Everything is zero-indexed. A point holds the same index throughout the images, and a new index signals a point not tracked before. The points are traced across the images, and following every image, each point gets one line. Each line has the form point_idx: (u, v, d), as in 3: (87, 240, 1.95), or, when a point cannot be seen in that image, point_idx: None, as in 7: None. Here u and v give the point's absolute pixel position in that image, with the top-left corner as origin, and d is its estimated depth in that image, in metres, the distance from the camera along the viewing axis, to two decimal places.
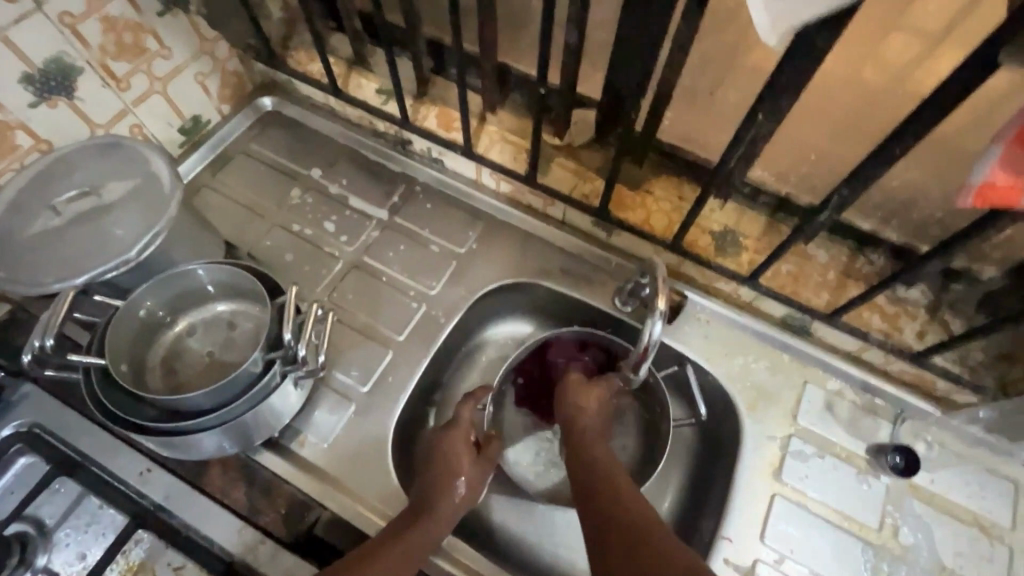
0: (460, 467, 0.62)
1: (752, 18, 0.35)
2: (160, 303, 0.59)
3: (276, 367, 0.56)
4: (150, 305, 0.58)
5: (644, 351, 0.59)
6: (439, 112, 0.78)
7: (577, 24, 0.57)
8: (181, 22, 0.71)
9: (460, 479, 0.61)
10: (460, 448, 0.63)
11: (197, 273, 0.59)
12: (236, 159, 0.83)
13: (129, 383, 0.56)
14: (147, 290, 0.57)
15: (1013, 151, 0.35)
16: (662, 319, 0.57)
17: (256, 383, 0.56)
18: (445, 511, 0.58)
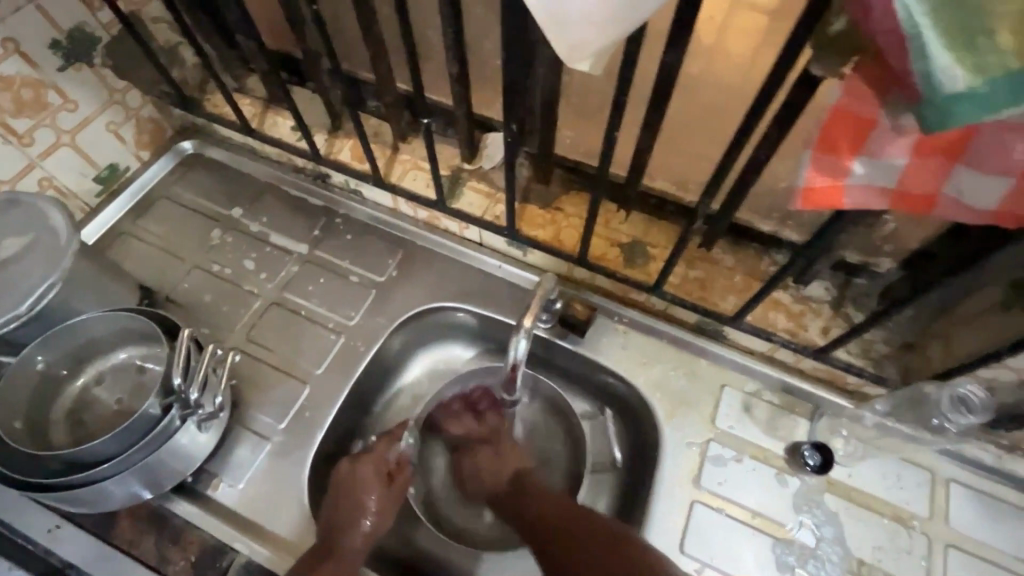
0: (369, 500, 0.61)
1: (554, 47, 0.35)
2: (56, 356, 0.59)
3: (172, 413, 0.56)
4: (46, 359, 0.58)
5: (513, 367, 0.62)
6: (353, 144, 0.79)
7: (455, 53, 0.59)
8: (84, 75, 0.72)
9: (366, 513, 0.61)
10: (369, 476, 0.62)
11: (91, 324, 0.59)
12: (158, 203, 0.84)
13: (24, 442, 0.56)
14: (39, 345, 0.57)
15: (822, 156, 0.36)
16: (527, 337, 0.60)
17: (153, 430, 0.56)
18: (348, 545, 0.58)
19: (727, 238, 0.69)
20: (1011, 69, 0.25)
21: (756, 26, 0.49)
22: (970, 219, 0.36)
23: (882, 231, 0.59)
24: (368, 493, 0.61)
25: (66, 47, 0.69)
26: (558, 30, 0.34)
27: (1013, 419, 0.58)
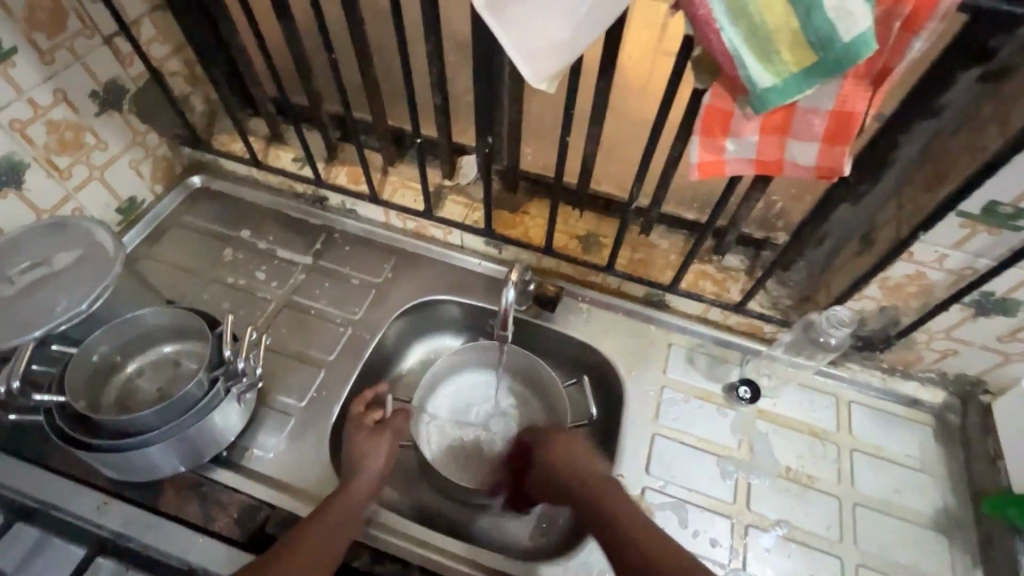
0: (366, 449, 0.69)
1: (525, 74, 0.51)
2: (112, 345, 0.69)
3: (216, 385, 0.66)
4: (102, 350, 0.67)
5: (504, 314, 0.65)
6: (348, 170, 0.93)
7: (438, 89, 0.75)
8: (115, 120, 0.84)
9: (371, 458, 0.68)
10: (359, 435, 0.70)
11: (144, 318, 0.69)
12: (171, 230, 0.95)
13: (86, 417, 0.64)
14: (100, 336, 0.67)
15: (704, 140, 0.53)
16: (514, 286, 0.63)
17: (202, 401, 0.65)
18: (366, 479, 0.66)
19: (662, 225, 0.87)
20: (790, 72, 0.44)
21: (663, 65, 0.68)
22: (803, 174, 0.54)
23: (772, 208, 0.78)
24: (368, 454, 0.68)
25: (102, 97, 0.81)
26: (528, 61, 0.50)
27: (883, 341, 0.77)
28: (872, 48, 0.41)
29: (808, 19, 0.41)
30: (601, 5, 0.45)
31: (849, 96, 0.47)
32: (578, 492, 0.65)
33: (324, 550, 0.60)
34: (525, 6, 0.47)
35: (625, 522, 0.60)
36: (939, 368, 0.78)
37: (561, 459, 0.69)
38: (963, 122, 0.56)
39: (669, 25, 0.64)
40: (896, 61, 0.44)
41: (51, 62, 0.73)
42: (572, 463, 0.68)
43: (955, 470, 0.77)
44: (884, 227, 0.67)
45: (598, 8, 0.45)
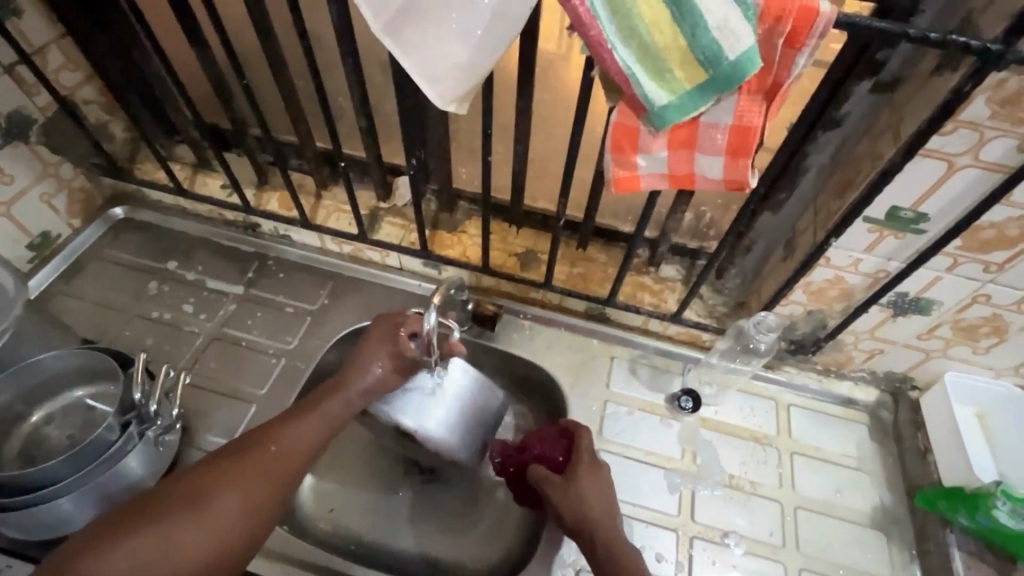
0: (376, 357, 0.65)
1: (430, 97, 0.50)
2: (13, 395, 0.64)
3: (130, 425, 0.62)
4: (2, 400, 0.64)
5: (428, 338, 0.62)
6: (279, 196, 0.91)
7: (363, 112, 0.74)
8: (21, 152, 0.80)
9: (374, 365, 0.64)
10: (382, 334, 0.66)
11: (47, 364, 0.65)
12: (90, 265, 0.90)
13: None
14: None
15: (615, 157, 0.54)
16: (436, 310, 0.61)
17: (111, 448, 0.61)
18: (348, 394, 0.63)
19: (599, 239, 0.87)
20: (683, 89, 0.45)
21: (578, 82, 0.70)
22: (714, 187, 0.55)
23: (701, 217, 0.80)
24: (372, 362, 0.64)
25: (5, 129, 0.77)
26: (431, 83, 0.49)
27: (814, 344, 0.78)
28: (756, 65, 0.42)
29: (695, 39, 0.42)
30: (496, 26, 0.45)
31: (745, 111, 0.48)
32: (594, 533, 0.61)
33: (260, 483, 0.55)
34: (422, 28, 0.46)
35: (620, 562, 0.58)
36: (869, 367, 0.80)
37: (577, 492, 0.64)
38: (864, 132, 0.59)
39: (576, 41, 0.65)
40: (784, 76, 0.46)
41: None
42: (586, 500, 0.64)
43: (890, 467, 0.78)
44: (804, 233, 0.69)
45: (494, 29, 0.45)
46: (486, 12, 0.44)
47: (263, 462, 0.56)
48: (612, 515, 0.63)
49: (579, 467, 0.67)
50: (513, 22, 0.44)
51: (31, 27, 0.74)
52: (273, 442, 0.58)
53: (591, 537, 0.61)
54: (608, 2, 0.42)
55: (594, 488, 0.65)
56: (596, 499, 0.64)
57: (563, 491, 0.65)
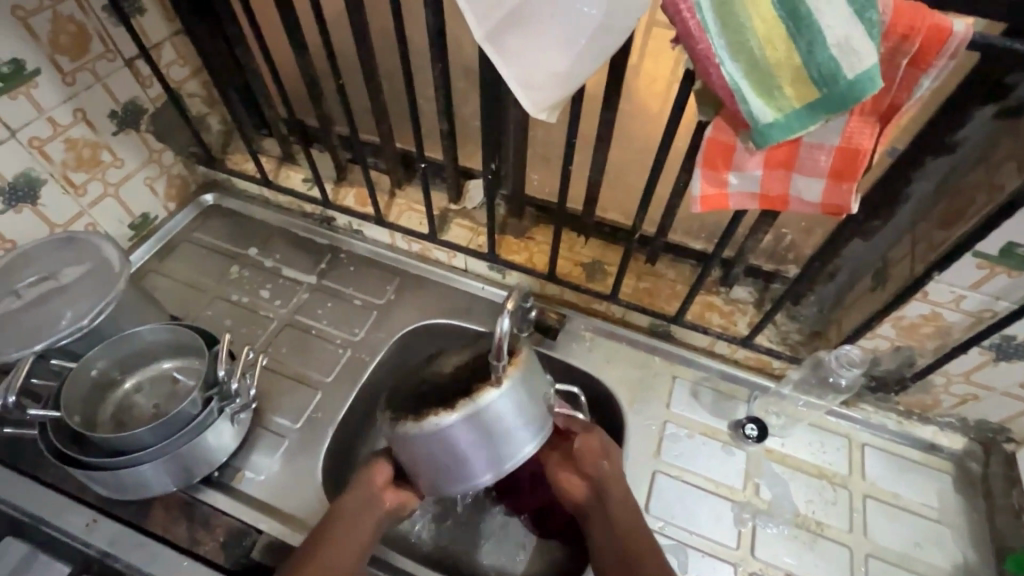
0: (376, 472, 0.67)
1: (522, 104, 0.51)
2: (111, 362, 0.69)
3: (210, 401, 0.66)
4: (101, 365, 0.68)
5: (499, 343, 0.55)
6: (356, 192, 0.94)
7: (445, 115, 0.76)
8: (132, 138, 0.86)
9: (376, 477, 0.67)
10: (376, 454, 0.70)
11: (142, 335, 0.70)
12: (180, 247, 0.96)
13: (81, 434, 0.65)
14: (99, 352, 0.68)
15: (706, 173, 0.52)
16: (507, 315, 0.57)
17: (195, 420, 0.65)
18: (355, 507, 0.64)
19: (668, 255, 0.85)
20: (792, 107, 0.43)
21: (664, 95, 0.69)
22: (809, 210, 0.53)
23: (782, 240, 0.76)
24: (368, 481, 0.66)
25: (121, 116, 0.83)
26: (525, 90, 0.50)
27: (899, 382, 0.73)
28: (876, 86, 0.40)
29: (811, 56, 0.40)
30: (600, 36, 0.44)
31: (855, 132, 0.46)
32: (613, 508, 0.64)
33: None
34: (524, 36, 0.46)
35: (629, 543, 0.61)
36: (960, 413, 0.74)
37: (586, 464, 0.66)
38: (978, 161, 0.55)
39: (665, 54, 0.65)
40: (903, 98, 0.43)
41: (72, 83, 0.76)
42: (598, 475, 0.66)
43: (976, 524, 0.72)
44: (898, 263, 0.64)
45: (597, 40, 0.45)
46: (591, 24, 0.44)
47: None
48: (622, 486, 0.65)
49: (584, 436, 0.68)
50: (619, 33, 0.44)
51: (151, 25, 0.81)
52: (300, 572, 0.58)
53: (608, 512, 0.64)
54: (720, 15, 0.41)
55: (602, 458, 0.66)
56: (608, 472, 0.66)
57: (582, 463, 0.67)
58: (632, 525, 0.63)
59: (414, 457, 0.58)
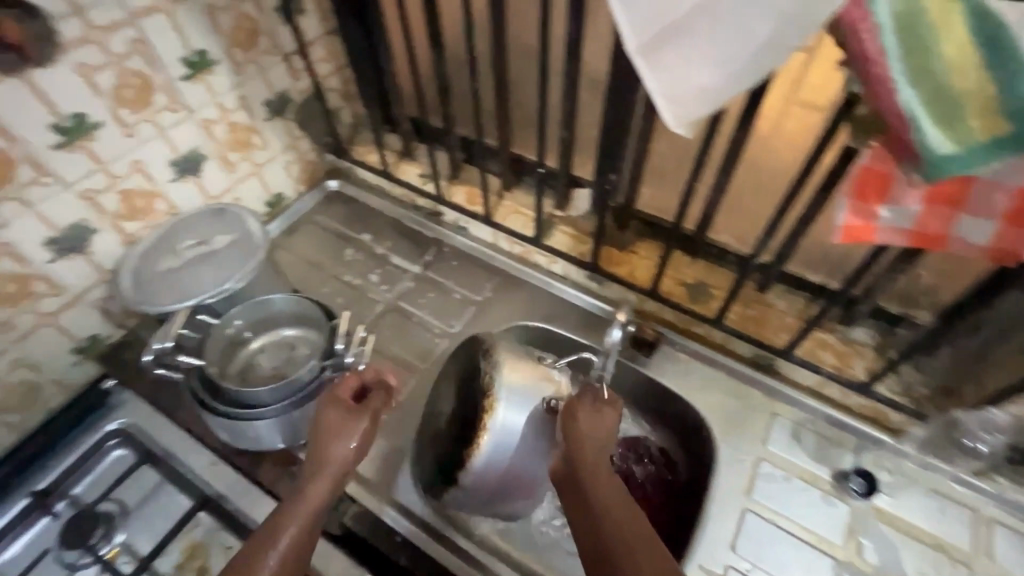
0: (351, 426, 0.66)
1: (665, 118, 0.51)
2: (245, 323, 0.78)
3: (324, 369, 0.71)
4: (238, 324, 0.77)
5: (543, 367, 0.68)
6: (466, 191, 0.98)
7: (568, 123, 0.77)
8: (279, 125, 0.96)
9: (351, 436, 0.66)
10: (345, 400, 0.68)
11: (275, 301, 0.77)
12: (303, 227, 1.04)
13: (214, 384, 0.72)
14: (238, 311, 0.77)
15: (853, 204, 0.50)
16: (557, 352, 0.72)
17: (311, 387, 0.70)
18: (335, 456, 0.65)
19: (780, 284, 0.81)
20: (975, 142, 0.40)
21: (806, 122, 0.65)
22: (970, 253, 0.49)
23: (918, 282, 0.70)
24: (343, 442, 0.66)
25: (273, 104, 0.93)
26: (670, 104, 0.50)
27: None
28: None
29: (1009, 89, 0.37)
30: (762, 54, 0.43)
31: None
32: (592, 478, 0.58)
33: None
34: (680, 50, 0.46)
35: (604, 512, 0.55)
36: None
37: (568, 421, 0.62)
38: None
39: (810, 81, 0.61)
40: None
41: (240, 73, 0.85)
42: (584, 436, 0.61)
43: None
44: None
45: (757, 58, 0.44)
46: (753, 43, 0.43)
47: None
48: (602, 453, 0.60)
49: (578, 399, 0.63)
50: (783, 52, 0.43)
51: (309, 24, 0.90)
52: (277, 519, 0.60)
53: (578, 476, 0.59)
54: (903, 39, 0.38)
55: (593, 424, 0.61)
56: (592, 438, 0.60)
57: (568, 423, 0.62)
58: (607, 491, 0.57)
59: (487, 496, 0.67)
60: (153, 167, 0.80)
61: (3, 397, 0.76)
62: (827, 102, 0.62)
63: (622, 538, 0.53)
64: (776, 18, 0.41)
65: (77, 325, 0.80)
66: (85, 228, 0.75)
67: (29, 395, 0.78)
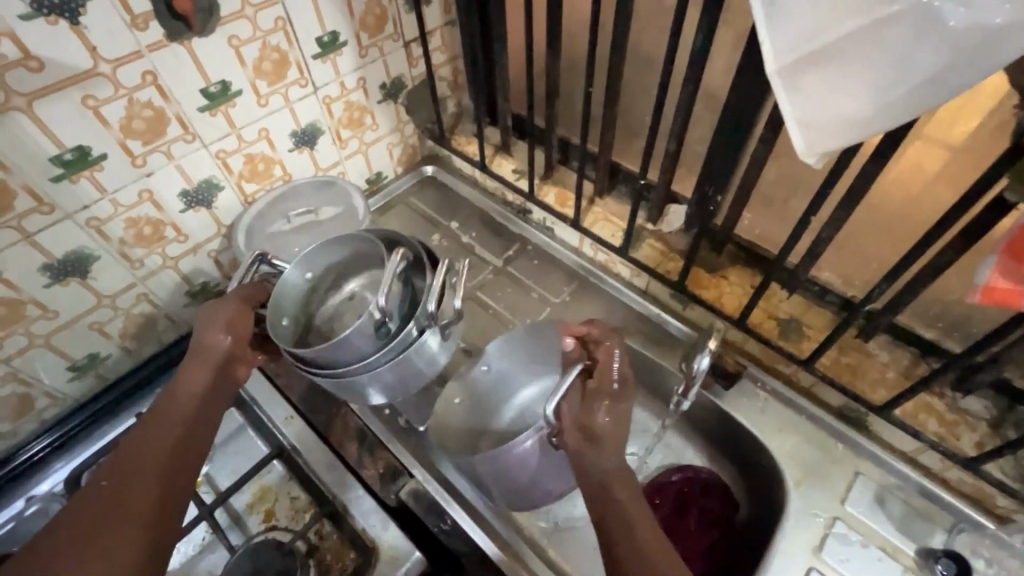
0: (231, 324, 0.66)
1: (794, 145, 0.48)
2: (313, 272, 0.77)
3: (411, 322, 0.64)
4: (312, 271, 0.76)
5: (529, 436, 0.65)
6: (557, 192, 0.97)
7: (677, 138, 0.74)
8: (390, 108, 1.00)
9: (225, 334, 0.66)
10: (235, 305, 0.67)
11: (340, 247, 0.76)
12: (397, 207, 1.09)
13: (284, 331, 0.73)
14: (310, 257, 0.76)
15: (1006, 261, 0.45)
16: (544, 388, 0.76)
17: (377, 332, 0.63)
18: (211, 361, 0.65)
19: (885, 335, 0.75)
20: None
21: (934, 161, 0.62)
22: None
23: None
24: (218, 336, 0.65)
25: (387, 88, 0.97)
26: (802, 132, 0.47)
27: None
28: None
29: None
30: (921, 92, 0.40)
31: None
32: (602, 473, 0.55)
33: (145, 474, 0.56)
34: (826, 77, 0.43)
35: (616, 507, 0.54)
36: None
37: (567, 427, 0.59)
38: None
39: (985, 124, 0.57)
40: None
41: (364, 56, 0.90)
42: (583, 450, 0.57)
43: None
44: None
45: (921, 93, 0.40)
46: (916, 75, 0.40)
47: (131, 498, 0.54)
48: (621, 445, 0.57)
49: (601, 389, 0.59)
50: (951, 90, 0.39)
51: (432, 15, 0.93)
52: (165, 416, 0.60)
53: (587, 464, 0.56)
54: None
55: (608, 414, 0.57)
56: (611, 430, 0.57)
57: (585, 411, 0.58)
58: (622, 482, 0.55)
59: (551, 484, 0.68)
60: (276, 136, 0.86)
61: (127, 325, 0.85)
62: (959, 142, 0.60)
63: (634, 540, 0.52)
64: (953, 54, 0.38)
65: (193, 271, 0.88)
66: (213, 184, 0.82)
67: (146, 327, 0.88)
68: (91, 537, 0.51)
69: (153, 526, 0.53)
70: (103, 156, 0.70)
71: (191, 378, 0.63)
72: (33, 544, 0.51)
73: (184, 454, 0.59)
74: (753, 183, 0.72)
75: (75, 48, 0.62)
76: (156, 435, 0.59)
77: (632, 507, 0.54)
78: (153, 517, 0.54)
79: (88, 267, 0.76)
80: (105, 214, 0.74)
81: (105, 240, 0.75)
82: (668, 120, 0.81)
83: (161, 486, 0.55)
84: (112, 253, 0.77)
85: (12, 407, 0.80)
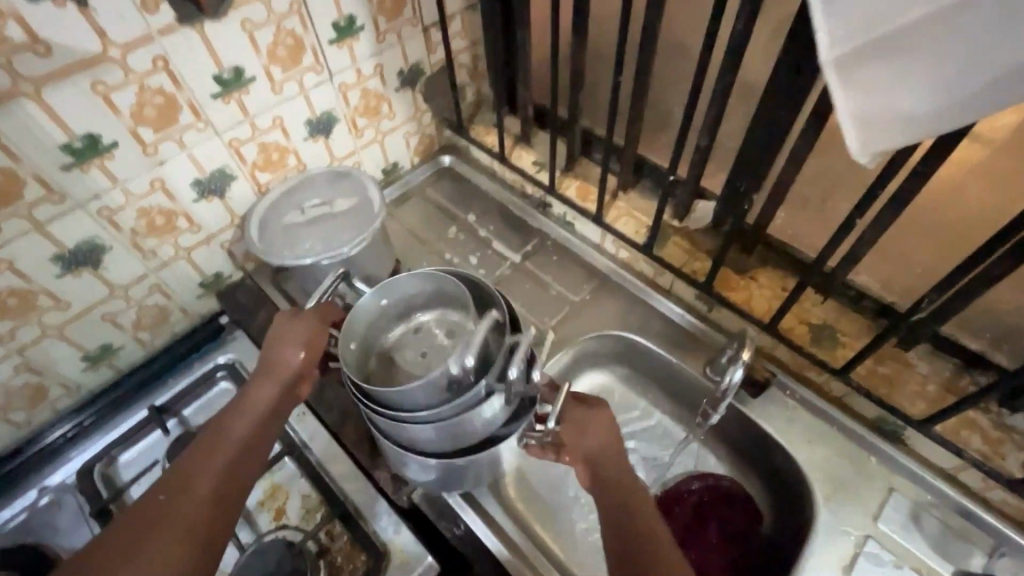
0: (307, 343, 0.64)
1: (846, 143, 0.44)
2: (386, 299, 0.68)
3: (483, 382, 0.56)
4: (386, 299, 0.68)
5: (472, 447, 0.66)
6: (579, 186, 0.94)
7: (709, 132, 0.70)
8: (408, 96, 0.97)
9: (299, 351, 0.63)
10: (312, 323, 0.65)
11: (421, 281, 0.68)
12: (413, 199, 1.06)
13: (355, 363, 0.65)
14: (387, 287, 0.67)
15: None
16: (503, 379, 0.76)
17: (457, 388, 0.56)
18: (280, 377, 0.63)
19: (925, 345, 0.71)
20: None
21: None
22: None
23: None
24: (291, 353, 0.63)
25: (405, 75, 0.94)
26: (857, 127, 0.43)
27: None
28: None
29: None
30: (997, 87, 0.36)
31: None
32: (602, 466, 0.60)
33: (196, 488, 0.54)
34: (887, 70, 0.39)
35: (617, 496, 0.58)
36: None
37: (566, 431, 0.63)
38: None
39: None
40: None
41: (381, 41, 0.86)
42: (580, 450, 0.62)
43: None
44: None
45: (996, 88, 0.36)
46: (990, 68, 0.35)
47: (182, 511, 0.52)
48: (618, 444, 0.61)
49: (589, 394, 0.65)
50: None
51: None
52: (224, 429, 0.59)
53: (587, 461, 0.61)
54: None
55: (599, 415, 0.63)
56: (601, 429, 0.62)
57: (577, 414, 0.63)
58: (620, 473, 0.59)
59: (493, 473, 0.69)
60: (291, 124, 0.84)
61: (140, 316, 0.84)
62: None
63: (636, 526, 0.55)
64: None
65: (206, 261, 0.87)
66: (226, 174, 0.80)
67: (158, 318, 0.87)
68: (139, 548, 0.50)
69: (197, 545, 0.51)
70: (114, 144, 0.68)
71: (256, 394, 0.62)
72: (83, 552, 0.50)
73: (240, 470, 0.57)
74: (790, 180, 0.68)
75: (84, 32, 0.59)
76: (214, 447, 0.57)
77: (635, 497, 0.57)
78: (200, 536, 0.51)
79: (100, 257, 0.74)
80: (116, 204, 0.72)
81: (116, 229, 0.74)
82: (700, 111, 0.76)
83: (211, 503, 0.54)
84: (124, 243, 0.76)
85: (27, 397, 0.79)
